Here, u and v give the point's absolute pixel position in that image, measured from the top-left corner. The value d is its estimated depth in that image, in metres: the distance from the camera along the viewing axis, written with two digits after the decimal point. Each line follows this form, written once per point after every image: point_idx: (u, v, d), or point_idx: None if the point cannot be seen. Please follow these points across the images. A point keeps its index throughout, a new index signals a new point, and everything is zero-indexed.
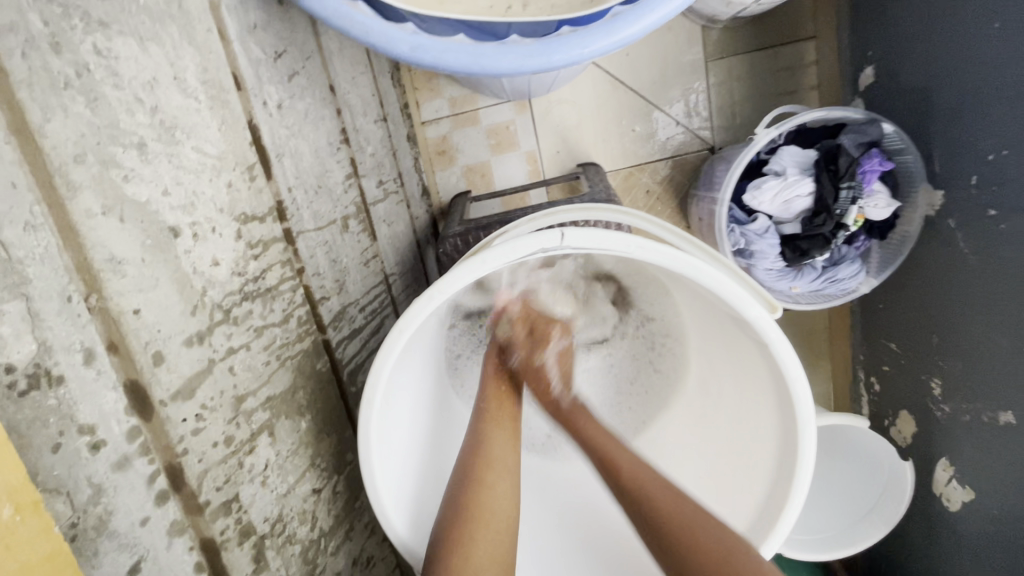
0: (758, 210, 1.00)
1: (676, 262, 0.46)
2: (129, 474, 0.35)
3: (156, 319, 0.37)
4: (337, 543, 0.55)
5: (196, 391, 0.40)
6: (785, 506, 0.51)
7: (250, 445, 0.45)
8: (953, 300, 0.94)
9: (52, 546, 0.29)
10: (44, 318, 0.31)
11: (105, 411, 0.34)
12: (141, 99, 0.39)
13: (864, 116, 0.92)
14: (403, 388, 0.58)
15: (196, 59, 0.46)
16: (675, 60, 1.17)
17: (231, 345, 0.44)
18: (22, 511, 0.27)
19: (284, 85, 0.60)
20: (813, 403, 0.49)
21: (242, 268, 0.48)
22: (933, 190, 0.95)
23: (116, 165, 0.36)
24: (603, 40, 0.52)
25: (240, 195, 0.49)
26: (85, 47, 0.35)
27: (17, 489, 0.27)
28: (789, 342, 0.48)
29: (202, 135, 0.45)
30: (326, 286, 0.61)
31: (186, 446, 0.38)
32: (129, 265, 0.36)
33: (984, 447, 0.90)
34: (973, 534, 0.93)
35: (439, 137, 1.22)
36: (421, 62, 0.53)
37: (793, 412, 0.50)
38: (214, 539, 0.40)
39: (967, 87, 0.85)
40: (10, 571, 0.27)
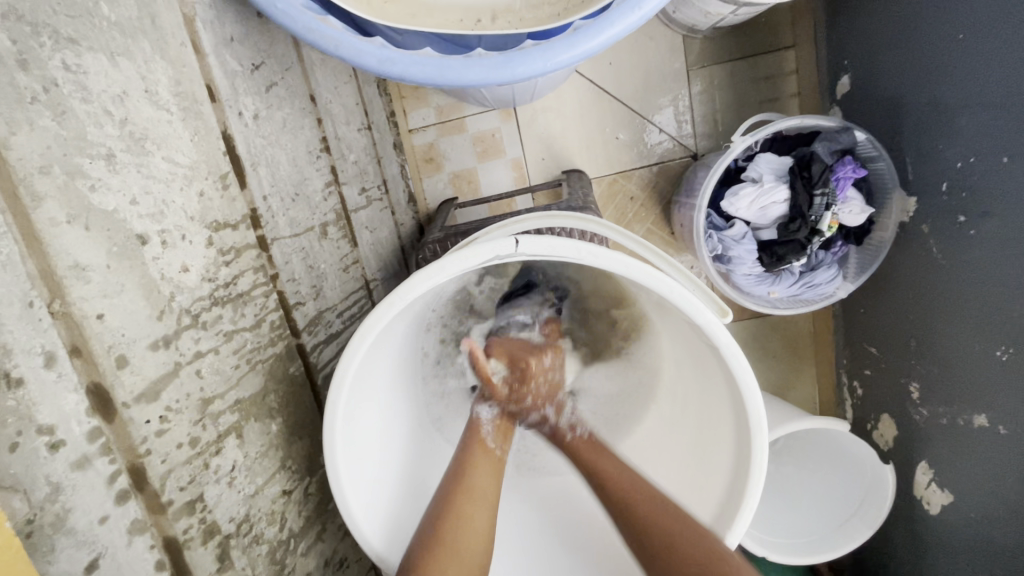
0: (736, 216, 1.01)
1: (629, 269, 0.47)
2: (89, 473, 0.36)
3: (121, 323, 0.39)
4: (307, 544, 0.56)
5: (160, 393, 0.41)
6: (741, 504, 0.51)
7: (216, 446, 0.46)
8: (928, 305, 0.95)
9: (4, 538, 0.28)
10: (5, 321, 0.32)
11: (65, 411, 0.35)
12: (110, 112, 0.41)
13: (837, 125, 0.94)
14: (376, 393, 0.58)
15: (169, 72, 0.48)
16: (657, 69, 1.19)
17: (199, 349, 0.45)
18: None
19: (261, 96, 0.62)
20: (765, 403, 0.49)
21: (212, 274, 0.49)
22: (905, 197, 0.96)
23: (83, 175, 0.38)
24: (564, 53, 0.54)
25: (212, 203, 0.51)
26: (53, 63, 0.37)
27: None
28: (740, 346, 0.49)
29: (173, 145, 0.47)
30: (301, 292, 0.62)
31: (149, 447, 0.39)
32: (93, 271, 0.37)
33: (961, 450, 0.91)
34: (953, 536, 0.94)
35: (426, 144, 1.24)
36: (389, 75, 0.55)
37: (746, 415, 0.51)
38: (176, 537, 0.41)
39: (937, 96, 0.87)
40: None
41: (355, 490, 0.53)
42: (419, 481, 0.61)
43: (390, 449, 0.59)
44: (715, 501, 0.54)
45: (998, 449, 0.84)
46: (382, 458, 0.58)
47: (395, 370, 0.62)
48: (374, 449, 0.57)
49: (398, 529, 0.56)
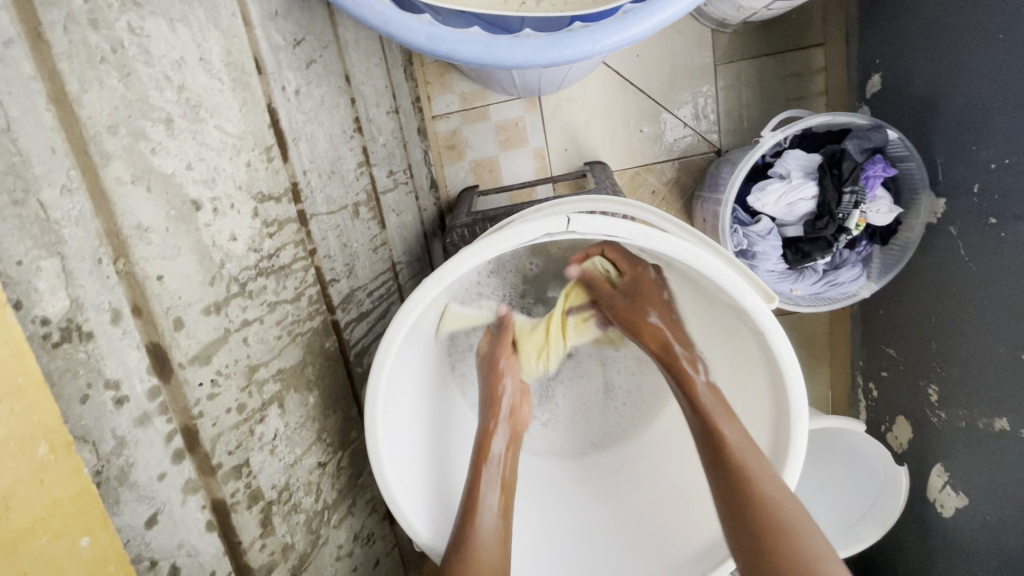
0: (762, 212, 1.01)
1: (678, 250, 0.47)
2: (149, 430, 0.36)
3: (178, 286, 0.39)
4: (340, 517, 0.57)
5: (212, 357, 0.41)
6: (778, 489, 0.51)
7: (261, 414, 0.46)
8: (953, 308, 0.95)
9: (82, 485, 0.31)
10: (76, 276, 0.33)
11: (130, 368, 0.35)
12: (169, 77, 0.41)
13: (869, 122, 0.92)
14: (411, 388, 0.58)
15: (221, 42, 0.48)
16: (684, 63, 1.18)
17: (246, 317, 0.46)
18: (55, 450, 0.29)
19: (302, 72, 0.62)
20: (806, 392, 0.49)
21: (258, 244, 0.49)
22: (935, 198, 0.96)
23: (146, 138, 0.38)
24: (613, 35, 0.54)
25: (258, 174, 0.51)
26: (120, 24, 0.37)
27: (51, 429, 0.29)
28: (784, 331, 0.49)
29: (225, 115, 0.47)
30: (336, 269, 0.62)
31: (201, 409, 0.40)
32: (154, 233, 0.38)
33: (978, 453, 0.91)
34: (966, 540, 0.94)
35: (449, 132, 1.23)
36: (436, 53, 0.55)
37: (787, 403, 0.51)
38: (225, 500, 0.42)
39: (972, 96, 0.86)
40: (41, 504, 0.29)
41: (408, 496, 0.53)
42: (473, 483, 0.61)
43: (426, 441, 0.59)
44: None
45: (1017, 453, 0.84)
46: (420, 451, 0.58)
47: (424, 358, 0.63)
48: (414, 442, 0.57)
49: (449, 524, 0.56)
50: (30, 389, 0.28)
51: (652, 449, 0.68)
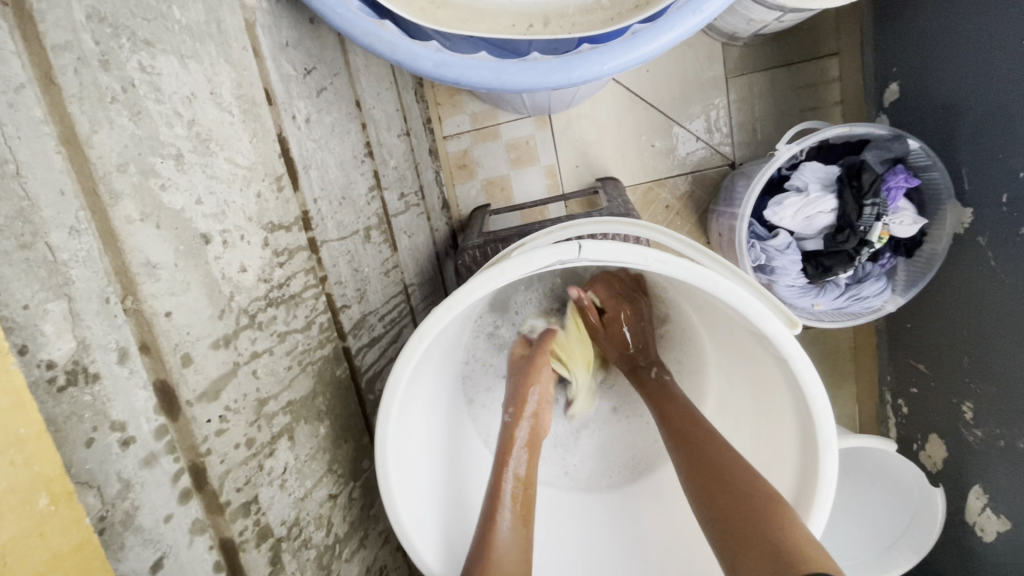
0: (780, 225, 0.98)
1: (693, 275, 0.46)
2: (156, 471, 0.35)
3: (186, 322, 0.39)
4: (351, 550, 0.55)
5: (221, 392, 0.41)
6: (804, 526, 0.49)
7: (271, 447, 0.45)
8: (987, 322, 0.91)
9: (82, 537, 0.29)
10: (83, 318, 0.32)
11: (136, 408, 0.35)
12: (180, 113, 0.41)
13: (889, 132, 0.90)
14: (422, 413, 0.57)
15: (231, 75, 0.49)
16: (696, 76, 1.17)
17: (256, 349, 0.46)
18: (56, 501, 0.28)
19: (312, 100, 0.62)
20: (835, 420, 0.47)
21: (268, 274, 0.49)
22: (961, 208, 0.93)
23: (155, 175, 0.38)
24: (622, 56, 0.53)
25: (268, 204, 0.51)
26: (131, 64, 0.37)
27: (52, 479, 0.28)
28: (809, 358, 0.47)
29: (235, 147, 0.47)
30: (347, 295, 0.62)
31: (209, 446, 0.39)
32: (162, 269, 0.38)
33: (1019, 475, 0.87)
34: (1008, 567, 0.89)
35: (460, 151, 1.24)
36: (444, 78, 0.55)
37: (814, 429, 0.48)
38: (233, 539, 0.40)
39: (997, 104, 0.83)
40: (42, 558, 0.28)
41: (416, 520, 0.52)
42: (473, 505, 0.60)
43: (442, 476, 0.58)
44: None
45: None
46: (438, 488, 0.57)
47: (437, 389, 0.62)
48: (429, 477, 0.56)
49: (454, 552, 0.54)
50: (31, 439, 0.27)
51: (665, 485, 0.66)
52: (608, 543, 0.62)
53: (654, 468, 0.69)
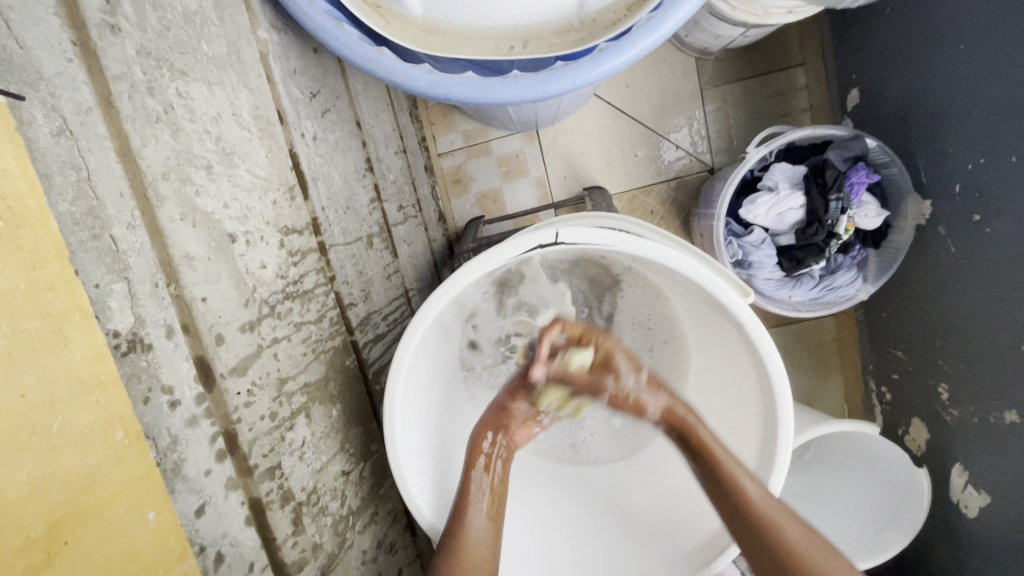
0: (754, 223, 1.05)
1: (658, 253, 0.51)
2: (197, 431, 0.41)
3: (218, 307, 0.45)
4: (363, 523, 0.61)
5: (247, 369, 0.47)
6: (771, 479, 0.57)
7: (290, 422, 0.51)
8: (953, 306, 0.97)
9: (148, 468, 0.36)
10: (139, 297, 0.39)
11: (180, 375, 0.41)
12: (209, 131, 0.48)
13: (848, 133, 0.98)
14: (423, 391, 0.63)
15: (250, 98, 0.56)
16: (673, 90, 1.26)
17: (276, 335, 0.52)
18: (129, 436, 0.35)
19: (318, 120, 0.70)
20: (789, 383, 0.54)
21: (284, 271, 0.56)
22: (921, 200, 1.00)
23: (191, 182, 0.45)
24: (591, 71, 0.60)
25: (283, 211, 0.58)
26: (170, 90, 0.44)
27: (126, 417, 0.35)
28: (763, 325, 0.53)
29: (254, 160, 0.54)
30: (353, 294, 0.68)
31: (239, 415, 0.45)
32: (199, 261, 0.44)
33: (995, 448, 0.91)
34: (991, 538, 0.93)
35: (454, 167, 1.32)
36: (436, 96, 0.62)
37: (772, 391, 0.55)
38: (261, 499, 0.46)
39: (944, 103, 0.91)
40: (119, 481, 0.34)
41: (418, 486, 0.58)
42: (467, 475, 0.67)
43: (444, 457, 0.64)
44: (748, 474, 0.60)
45: None
46: (441, 463, 0.63)
47: (440, 379, 0.68)
48: (433, 457, 0.63)
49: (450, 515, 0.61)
50: (110, 383, 0.34)
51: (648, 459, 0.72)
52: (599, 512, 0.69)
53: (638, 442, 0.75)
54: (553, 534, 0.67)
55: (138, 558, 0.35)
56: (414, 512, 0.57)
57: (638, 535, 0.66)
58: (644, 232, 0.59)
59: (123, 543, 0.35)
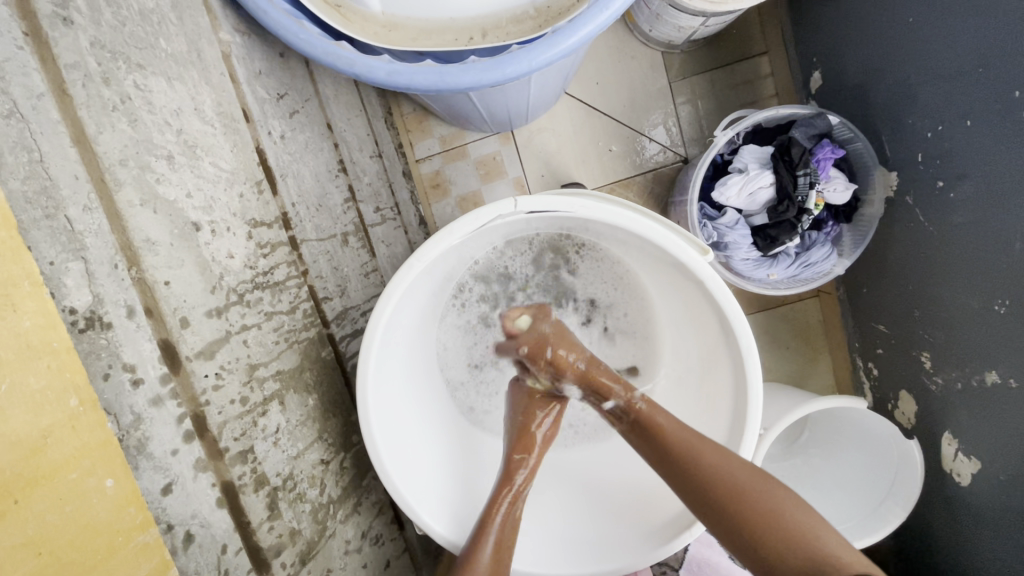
0: (727, 205, 1.07)
1: (614, 214, 0.55)
2: (162, 411, 0.43)
3: (183, 291, 0.46)
4: (346, 513, 0.60)
5: (215, 353, 0.47)
6: (745, 429, 0.58)
7: (263, 408, 0.51)
8: (926, 273, 0.98)
9: (107, 436, 0.38)
10: (97, 277, 0.40)
11: (144, 355, 0.42)
12: (170, 123, 0.49)
13: (811, 111, 1.01)
14: (399, 375, 0.64)
15: (212, 95, 0.57)
16: (642, 85, 1.28)
17: (245, 322, 0.52)
18: (83, 405, 0.37)
19: (285, 120, 0.70)
20: (750, 330, 0.56)
21: (253, 262, 0.56)
22: (887, 173, 1.01)
23: (152, 170, 0.46)
24: (547, 51, 0.62)
25: (250, 204, 0.58)
26: (127, 82, 0.45)
27: (80, 386, 0.37)
28: (720, 278, 0.55)
29: (218, 153, 0.55)
30: (328, 289, 0.68)
31: (207, 398, 0.46)
32: (161, 246, 0.45)
33: (982, 413, 0.91)
34: (984, 504, 0.92)
35: (432, 172, 1.33)
36: (396, 85, 0.63)
37: (737, 341, 0.57)
38: (233, 482, 0.47)
39: (900, 76, 0.94)
40: (73, 446, 0.37)
41: (397, 466, 0.59)
42: (450, 459, 0.67)
43: (424, 442, 0.65)
44: (723, 431, 0.61)
45: (1014, 405, 0.85)
46: (420, 447, 0.64)
47: (421, 369, 0.69)
48: (414, 445, 0.63)
49: (428, 496, 0.61)
50: (62, 351, 0.36)
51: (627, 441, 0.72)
52: (583, 490, 0.70)
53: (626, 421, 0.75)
54: (542, 517, 0.68)
55: (95, 520, 0.38)
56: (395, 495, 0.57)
57: (620, 509, 0.67)
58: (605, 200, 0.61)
59: (80, 505, 0.37)
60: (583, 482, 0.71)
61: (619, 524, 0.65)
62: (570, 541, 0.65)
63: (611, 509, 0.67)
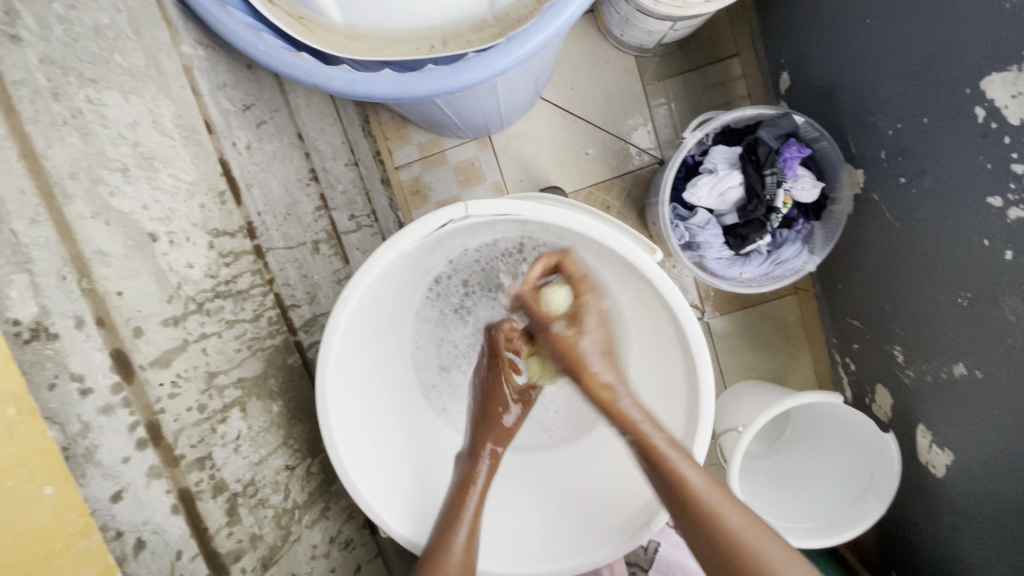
0: (698, 205, 1.08)
1: (561, 215, 0.57)
2: (113, 419, 0.44)
3: (136, 301, 0.48)
4: (312, 518, 0.62)
5: (172, 361, 0.50)
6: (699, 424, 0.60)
7: (222, 415, 0.53)
8: (894, 268, 0.99)
9: (46, 443, 0.39)
10: (44, 289, 0.42)
11: (93, 364, 0.44)
12: (125, 136, 0.50)
13: (777, 111, 1.03)
14: (365, 380, 0.65)
15: (172, 108, 0.57)
16: (616, 88, 1.30)
17: (204, 331, 0.53)
18: (21, 413, 0.38)
19: (252, 130, 0.68)
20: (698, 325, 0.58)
21: (215, 272, 0.57)
22: (853, 169, 1.03)
23: (104, 183, 0.47)
24: (502, 58, 0.63)
25: (212, 214, 0.58)
26: (79, 96, 0.47)
27: (17, 395, 0.37)
28: (666, 274, 0.58)
29: (177, 165, 0.55)
30: (296, 297, 0.68)
31: (162, 406, 0.48)
32: (114, 257, 0.47)
33: (952, 405, 0.92)
34: (959, 495, 0.93)
35: (411, 179, 1.33)
36: (356, 94, 0.64)
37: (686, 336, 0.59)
38: (189, 488, 0.49)
39: (861, 76, 0.96)
40: (9, 454, 0.37)
41: (360, 468, 0.60)
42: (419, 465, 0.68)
43: (391, 446, 0.66)
44: (680, 427, 0.63)
45: (980, 395, 0.86)
46: (386, 450, 0.65)
47: (389, 376, 0.70)
48: (382, 448, 0.64)
49: (392, 500, 0.62)
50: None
51: (591, 443, 0.74)
52: (550, 492, 0.72)
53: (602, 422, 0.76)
54: (509, 522, 0.69)
55: (33, 526, 0.38)
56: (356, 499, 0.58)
57: (592, 512, 0.68)
58: (556, 204, 0.64)
59: (17, 512, 0.38)
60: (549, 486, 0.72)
61: (584, 525, 0.67)
62: (535, 545, 0.66)
63: (577, 508, 0.69)
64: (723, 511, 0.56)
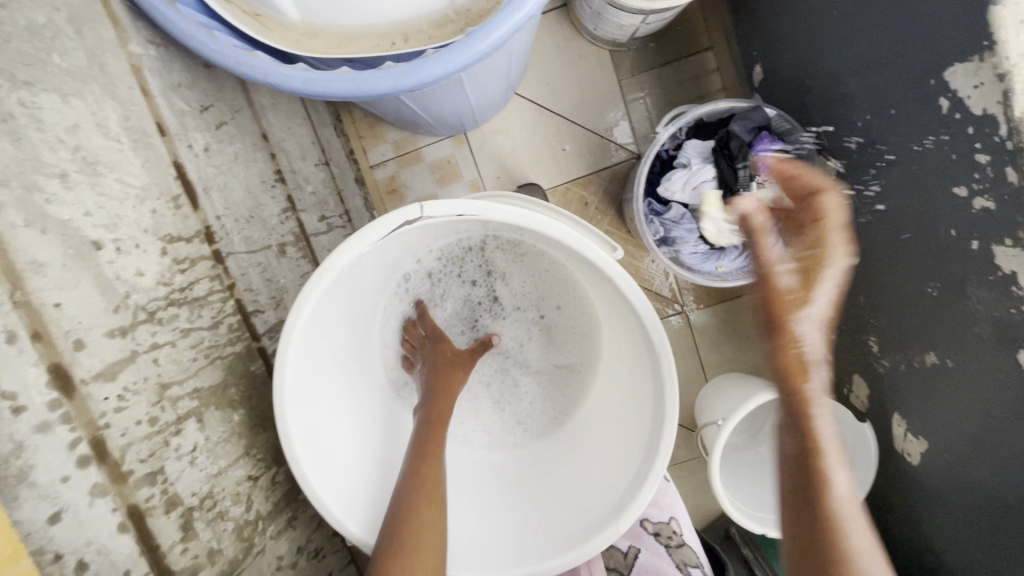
0: (673, 200, 1.08)
1: (521, 216, 0.56)
2: (50, 437, 0.43)
3: (77, 312, 0.46)
4: (278, 529, 0.61)
5: (117, 374, 0.48)
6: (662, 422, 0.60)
7: (176, 427, 0.52)
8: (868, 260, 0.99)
9: None
10: None
11: (27, 381, 0.42)
12: (64, 140, 0.48)
13: (748, 104, 1.04)
14: (325, 382, 0.64)
15: (118, 110, 0.54)
16: (592, 83, 1.29)
17: (155, 341, 0.52)
18: None
19: (211, 132, 0.66)
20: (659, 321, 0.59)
21: (168, 279, 0.55)
22: (826, 161, 1.02)
23: (39, 190, 0.45)
24: (461, 55, 0.61)
25: (165, 219, 0.56)
26: (11, 100, 0.45)
27: None
28: (626, 273, 0.58)
29: (125, 169, 0.53)
30: (260, 302, 0.66)
31: (107, 420, 0.47)
32: (50, 268, 0.45)
33: (922, 395, 0.93)
34: (933, 483, 0.94)
35: (387, 177, 1.31)
36: (313, 93, 0.62)
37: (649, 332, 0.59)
38: (139, 505, 0.48)
39: (830, 69, 0.96)
40: None
41: (320, 476, 0.58)
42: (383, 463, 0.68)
43: (352, 448, 0.65)
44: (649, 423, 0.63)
45: (950, 384, 0.87)
46: (348, 454, 0.64)
47: (348, 375, 0.69)
48: (342, 451, 0.63)
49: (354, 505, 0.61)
50: None
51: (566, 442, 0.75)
52: (516, 491, 0.73)
53: (570, 419, 0.77)
54: (476, 523, 0.69)
55: None
56: (317, 507, 0.57)
57: (557, 511, 0.68)
58: (515, 202, 0.63)
59: None
60: (518, 487, 0.73)
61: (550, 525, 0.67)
62: (496, 547, 0.66)
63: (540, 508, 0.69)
64: (851, 516, 0.57)
